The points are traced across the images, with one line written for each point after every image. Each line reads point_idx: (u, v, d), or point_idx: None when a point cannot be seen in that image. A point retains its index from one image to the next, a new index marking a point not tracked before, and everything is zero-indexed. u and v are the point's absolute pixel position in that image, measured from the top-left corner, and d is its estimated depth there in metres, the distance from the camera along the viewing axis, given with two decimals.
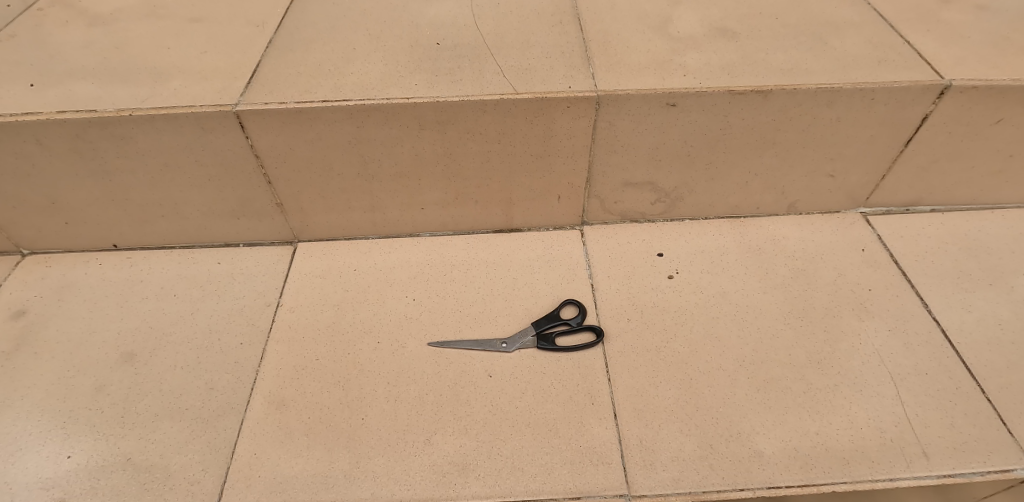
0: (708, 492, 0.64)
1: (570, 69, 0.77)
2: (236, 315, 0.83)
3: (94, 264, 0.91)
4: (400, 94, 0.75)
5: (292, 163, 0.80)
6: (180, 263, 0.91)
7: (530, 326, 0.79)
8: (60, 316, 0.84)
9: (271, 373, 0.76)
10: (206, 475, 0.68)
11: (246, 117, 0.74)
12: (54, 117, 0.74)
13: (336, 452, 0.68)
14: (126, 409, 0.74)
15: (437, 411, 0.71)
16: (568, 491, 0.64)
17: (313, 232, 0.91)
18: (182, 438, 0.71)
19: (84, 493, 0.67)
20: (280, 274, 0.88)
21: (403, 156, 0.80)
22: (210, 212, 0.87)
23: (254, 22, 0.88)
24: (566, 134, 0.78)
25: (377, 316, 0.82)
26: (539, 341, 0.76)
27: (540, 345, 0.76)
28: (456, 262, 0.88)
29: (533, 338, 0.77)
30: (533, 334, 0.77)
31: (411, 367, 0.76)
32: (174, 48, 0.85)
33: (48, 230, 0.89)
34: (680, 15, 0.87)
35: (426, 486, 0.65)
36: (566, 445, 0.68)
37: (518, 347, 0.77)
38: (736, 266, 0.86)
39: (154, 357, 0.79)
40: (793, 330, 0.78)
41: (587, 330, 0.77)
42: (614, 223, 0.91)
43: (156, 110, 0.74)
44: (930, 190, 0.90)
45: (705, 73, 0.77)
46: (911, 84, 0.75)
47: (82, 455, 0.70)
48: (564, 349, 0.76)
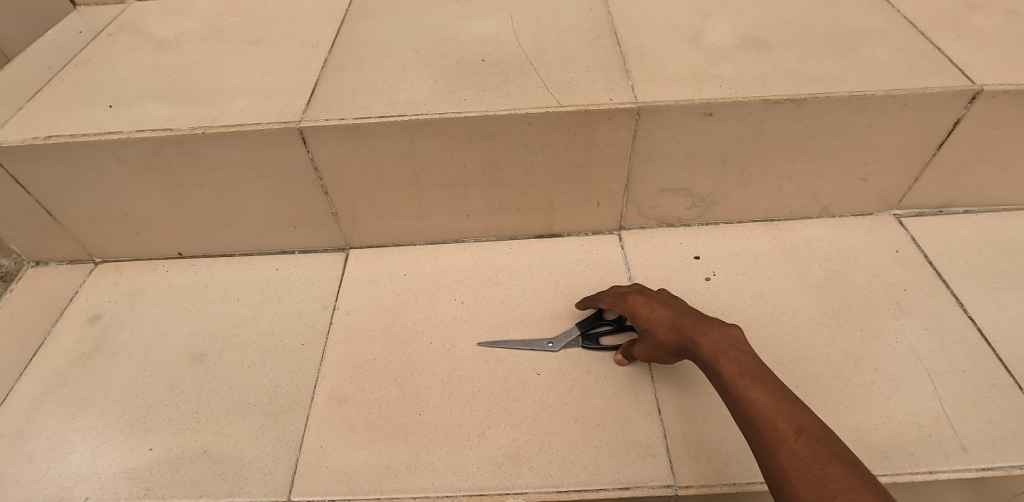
0: (752, 483, 0.67)
1: (610, 82, 0.82)
2: (296, 318, 0.89)
3: (161, 271, 0.98)
4: (451, 109, 0.79)
5: (348, 174, 0.85)
6: (240, 270, 0.97)
7: (573, 326, 0.82)
8: (133, 320, 0.91)
9: (331, 371, 0.81)
10: (277, 466, 0.73)
11: (308, 133, 0.80)
12: (132, 136, 0.81)
13: (396, 445, 0.73)
14: (199, 405, 0.80)
15: (489, 407, 0.76)
16: (617, 482, 0.68)
17: (364, 239, 0.96)
18: (252, 432, 0.76)
19: (166, 482, 0.73)
20: (334, 279, 0.93)
21: (452, 166, 0.84)
22: (269, 222, 0.93)
23: (308, 43, 0.94)
24: (607, 143, 0.82)
25: (428, 318, 0.86)
26: (584, 341, 0.80)
27: (584, 345, 0.80)
28: (500, 266, 0.92)
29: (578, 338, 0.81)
30: (577, 334, 0.81)
31: (462, 366, 0.80)
32: (236, 69, 0.91)
33: (120, 239, 0.96)
34: (712, 27, 0.91)
35: (483, 477, 0.70)
36: (613, 438, 0.72)
37: (564, 346, 0.80)
38: (771, 267, 0.89)
39: (222, 357, 0.85)
40: (829, 329, 0.81)
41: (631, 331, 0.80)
42: (650, 227, 0.95)
43: (225, 128, 0.80)
44: (963, 192, 0.91)
45: (739, 83, 0.80)
46: (942, 90, 0.78)
47: (162, 448, 0.76)
48: (608, 350, 0.79)
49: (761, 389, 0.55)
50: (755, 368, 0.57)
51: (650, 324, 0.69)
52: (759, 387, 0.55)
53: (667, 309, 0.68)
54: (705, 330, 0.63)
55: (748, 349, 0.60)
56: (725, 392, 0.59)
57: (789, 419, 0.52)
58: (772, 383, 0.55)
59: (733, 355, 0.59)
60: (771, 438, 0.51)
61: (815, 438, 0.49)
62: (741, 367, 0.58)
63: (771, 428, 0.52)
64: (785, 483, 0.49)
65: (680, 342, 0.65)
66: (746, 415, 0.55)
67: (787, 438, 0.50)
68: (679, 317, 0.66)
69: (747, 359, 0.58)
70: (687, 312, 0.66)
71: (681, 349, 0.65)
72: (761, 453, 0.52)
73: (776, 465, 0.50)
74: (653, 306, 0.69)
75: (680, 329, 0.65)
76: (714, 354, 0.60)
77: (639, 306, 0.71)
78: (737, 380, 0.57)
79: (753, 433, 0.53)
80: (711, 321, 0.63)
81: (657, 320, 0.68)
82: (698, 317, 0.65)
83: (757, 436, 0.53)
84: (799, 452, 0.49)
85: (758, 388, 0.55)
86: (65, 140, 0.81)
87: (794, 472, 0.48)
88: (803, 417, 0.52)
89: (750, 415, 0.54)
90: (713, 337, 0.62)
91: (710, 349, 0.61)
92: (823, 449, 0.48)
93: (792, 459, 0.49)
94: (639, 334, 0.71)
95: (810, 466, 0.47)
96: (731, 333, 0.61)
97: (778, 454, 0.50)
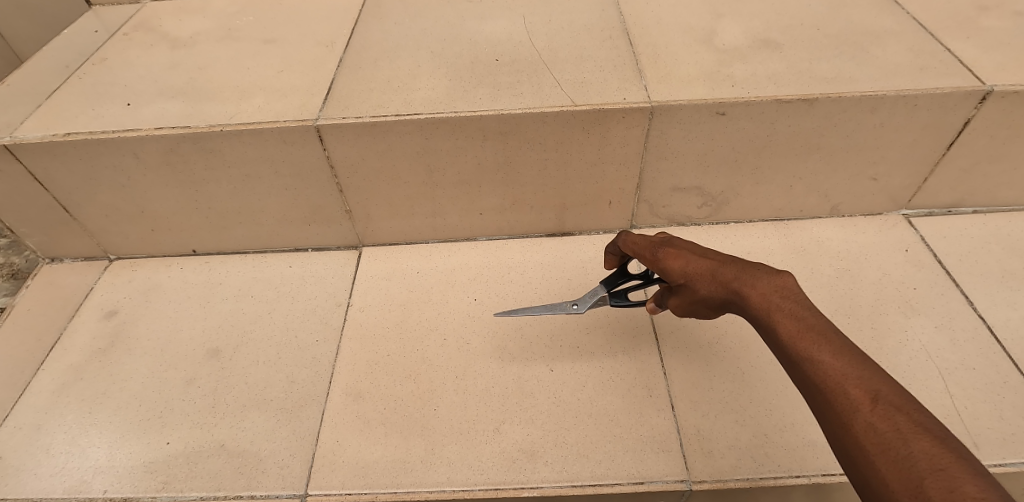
0: (765, 479, 0.68)
1: (623, 81, 0.82)
2: (310, 315, 0.89)
3: (175, 268, 0.99)
4: (466, 108, 0.80)
5: (363, 172, 0.86)
6: (254, 267, 0.97)
7: (600, 285, 0.74)
8: (148, 316, 0.92)
9: (346, 367, 0.82)
10: (293, 460, 0.74)
11: (325, 131, 0.81)
12: (151, 134, 0.82)
13: (411, 440, 0.74)
14: (216, 399, 0.81)
15: (504, 403, 0.76)
16: (631, 477, 0.69)
17: (377, 237, 0.96)
18: (268, 427, 0.77)
19: (184, 476, 0.74)
20: (348, 276, 0.94)
21: (467, 165, 0.85)
22: (283, 220, 0.93)
23: (324, 43, 0.95)
24: (620, 142, 0.82)
25: (441, 315, 0.87)
26: (613, 299, 0.72)
27: (614, 303, 0.71)
28: (513, 264, 0.93)
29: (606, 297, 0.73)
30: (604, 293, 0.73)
31: (476, 362, 0.81)
32: (252, 68, 0.92)
33: (136, 236, 0.97)
34: (724, 27, 0.92)
35: (498, 471, 0.70)
36: (627, 434, 0.72)
37: (590, 307, 0.73)
38: (782, 266, 0.89)
39: (238, 352, 0.86)
40: (841, 327, 0.81)
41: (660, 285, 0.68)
42: (661, 226, 0.96)
43: (243, 125, 0.81)
44: (973, 191, 0.92)
45: (752, 83, 0.81)
46: (953, 91, 0.78)
47: (179, 442, 0.77)
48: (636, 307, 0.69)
49: (826, 349, 0.45)
50: (815, 323, 0.47)
51: (687, 277, 0.55)
52: (825, 348, 0.45)
53: (703, 257, 0.55)
54: (750, 278, 0.51)
55: (802, 299, 0.49)
56: (779, 351, 0.49)
57: (864, 386, 0.42)
58: (839, 341, 0.46)
59: (788, 309, 0.49)
60: (844, 409, 0.42)
61: (895, 407, 0.40)
62: (800, 324, 0.47)
63: (842, 397, 0.42)
64: (863, 464, 0.40)
65: (720, 295, 0.53)
66: (807, 378, 0.45)
67: (864, 410, 0.41)
68: (719, 265, 0.53)
69: (804, 313, 0.48)
70: (726, 257, 0.54)
71: (723, 303, 0.54)
72: (831, 426, 0.43)
73: (852, 442, 0.41)
74: (687, 257, 0.56)
75: (721, 279, 0.53)
76: (764, 309, 0.50)
77: (673, 259, 0.56)
78: (795, 339, 0.47)
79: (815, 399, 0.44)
80: (758, 268, 0.52)
81: (694, 271, 0.55)
82: (739, 262, 0.53)
83: (824, 407, 0.43)
84: (880, 426, 0.40)
85: (822, 347, 0.45)
86: (84, 137, 0.82)
87: (876, 452, 0.39)
88: (879, 382, 0.42)
89: (813, 380, 0.44)
90: (761, 288, 0.51)
91: (759, 303, 0.50)
92: (907, 420, 0.39)
93: (873, 436, 0.40)
94: (670, 287, 0.58)
95: (895, 443, 0.38)
96: (781, 281, 0.51)
97: (855, 431, 0.41)
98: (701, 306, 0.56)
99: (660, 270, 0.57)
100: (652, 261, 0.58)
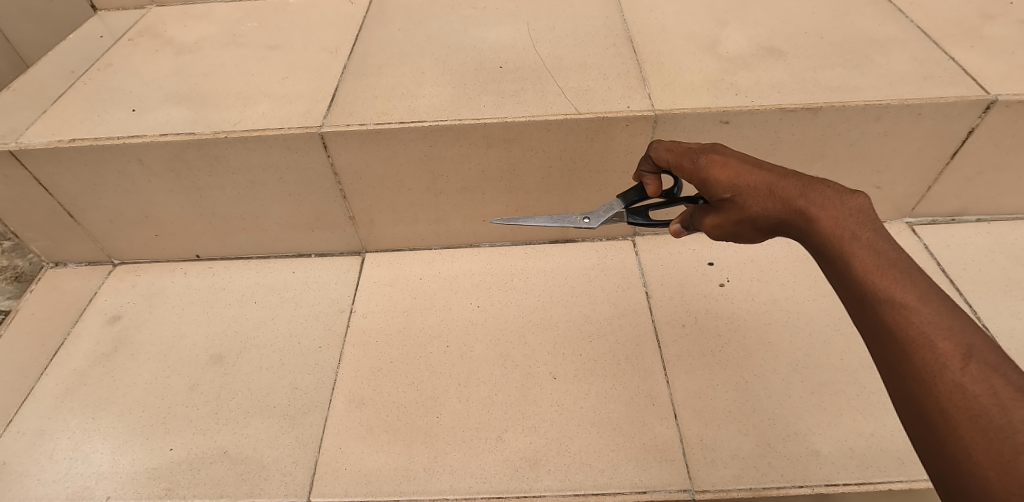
0: (768, 489, 0.68)
1: (627, 90, 0.82)
2: (313, 320, 0.89)
3: (179, 273, 0.99)
4: (470, 115, 0.80)
5: (367, 179, 0.86)
6: (257, 272, 0.98)
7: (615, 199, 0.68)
8: (152, 321, 0.92)
9: (349, 373, 0.82)
10: (296, 467, 0.74)
11: (329, 138, 0.81)
12: (156, 140, 0.82)
13: (414, 447, 0.74)
14: (219, 405, 0.81)
15: (507, 410, 0.76)
16: (634, 486, 0.69)
17: (381, 242, 0.97)
18: (271, 433, 0.77)
19: (187, 482, 0.74)
20: (351, 282, 0.94)
21: (470, 172, 0.85)
22: (287, 225, 0.94)
23: (328, 49, 0.96)
24: (624, 150, 0.82)
25: (444, 321, 0.87)
26: (631, 216, 0.66)
27: (631, 221, 0.66)
28: (516, 271, 0.93)
29: (621, 214, 0.68)
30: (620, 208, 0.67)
31: (479, 369, 0.81)
32: (257, 74, 0.92)
33: (140, 241, 0.97)
34: (728, 35, 0.92)
35: (501, 479, 0.70)
36: (630, 442, 0.72)
37: (602, 222, 0.68)
38: (785, 274, 0.89)
39: (241, 358, 0.86)
40: (844, 336, 0.81)
41: (685, 203, 0.65)
42: (664, 233, 0.95)
43: (248, 132, 0.81)
44: (976, 200, 0.92)
45: (756, 91, 0.81)
46: (957, 100, 0.78)
47: (182, 449, 0.77)
48: (656, 224, 0.65)
49: (910, 290, 0.40)
50: (896, 260, 0.42)
51: (736, 191, 0.52)
52: (907, 288, 0.40)
53: (759, 171, 0.51)
54: (821, 203, 0.46)
55: (881, 232, 0.44)
56: (846, 287, 0.44)
57: (953, 339, 0.37)
58: (924, 283, 0.40)
59: (865, 239, 0.44)
60: (925, 361, 0.37)
61: (991, 367, 0.36)
62: (879, 258, 0.42)
63: (925, 347, 0.37)
64: (936, 426, 0.36)
65: (777, 216, 0.49)
66: (883, 319, 0.40)
67: (951, 367, 0.36)
68: (779, 182, 0.49)
69: (884, 247, 0.43)
70: (788, 174, 0.50)
71: (777, 226, 0.50)
72: (901, 378, 0.39)
73: (929, 397, 0.37)
74: (740, 170, 0.52)
75: (780, 197, 0.49)
76: (833, 237, 0.45)
77: (722, 171, 0.53)
78: (870, 273, 0.42)
79: (891, 344, 0.39)
80: (827, 188, 0.47)
81: (746, 185, 0.51)
82: (807, 185, 0.48)
83: (897, 353, 0.39)
84: (969, 389, 0.35)
85: (906, 288, 0.40)
86: (89, 143, 0.82)
87: (961, 417, 0.35)
88: (971, 336, 0.37)
89: (887, 322, 0.40)
90: (834, 213, 0.46)
91: (830, 230, 0.45)
92: (1005, 384, 0.35)
93: (959, 398, 0.35)
94: (714, 204, 0.55)
95: (988, 409, 0.34)
96: (856, 210, 0.45)
97: (936, 388, 0.36)
98: (748, 227, 0.53)
99: (705, 183, 0.55)
100: (695, 172, 0.56)
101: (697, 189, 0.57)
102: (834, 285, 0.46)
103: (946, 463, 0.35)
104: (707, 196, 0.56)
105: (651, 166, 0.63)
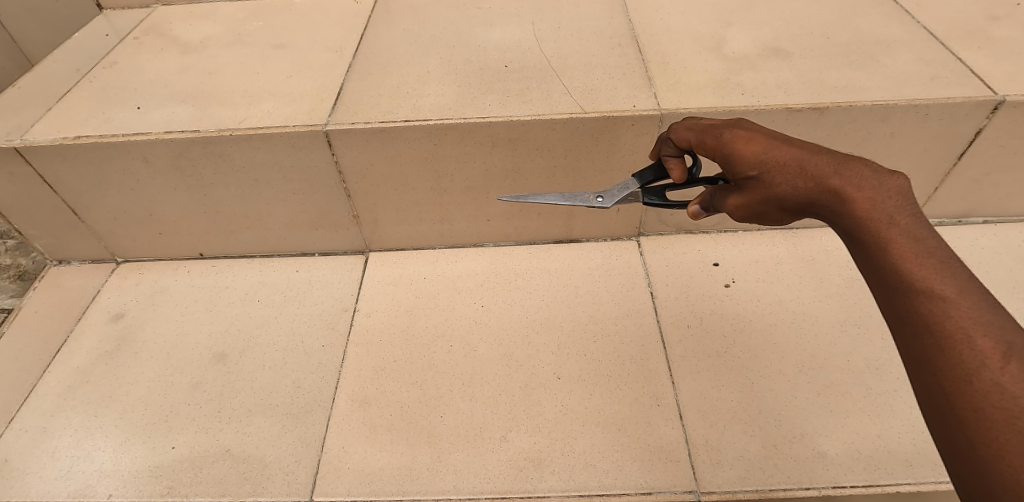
0: (774, 490, 0.67)
1: (632, 89, 0.82)
2: (316, 319, 0.89)
3: (182, 272, 0.99)
4: (475, 114, 0.80)
5: (371, 178, 0.86)
6: (261, 271, 0.97)
7: (631, 177, 0.66)
8: (155, 319, 0.92)
9: (352, 373, 0.82)
10: (299, 466, 0.73)
11: (334, 137, 0.81)
12: (161, 137, 0.82)
13: (417, 447, 0.73)
14: (222, 404, 0.80)
15: (511, 410, 0.76)
16: (639, 487, 0.68)
17: (384, 242, 0.96)
18: (273, 432, 0.77)
19: (189, 481, 0.73)
20: (355, 281, 0.94)
21: (475, 171, 0.85)
22: (291, 224, 0.93)
23: (333, 48, 0.96)
24: (629, 149, 0.82)
25: (448, 321, 0.87)
26: (646, 196, 0.66)
27: (646, 201, 0.66)
28: (520, 271, 0.93)
29: (637, 194, 0.66)
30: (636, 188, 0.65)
31: (483, 369, 0.80)
32: (262, 73, 0.92)
33: (143, 239, 0.97)
34: (733, 36, 0.92)
35: (505, 480, 0.70)
36: (635, 443, 0.72)
37: (618, 201, 0.65)
38: (791, 275, 0.89)
39: (244, 357, 0.86)
40: (850, 337, 0.81)
41: (702, 185, 0.64)
42: (669, 234, 0.95)
43: (253, 130, 0.81)
44: (983, 202, 0.92)
45: (762, 91, 0.81)
46: (964, 100, 0.78)
47: (184, 447, 0.76)
48: (673, 205, 0.64)
49: (950, 282, 0.40)
50: (936, 249, 0.41)
51: (762, 167, 0.51)
52: (947, 280, 0.40)
53: (789, 146, 0.50)
54: (858, 185, 0.46)
55: (922, 218, 0.43)
56: (879, 273, 0.43)
57: (992, 336, 0.37)
58: (964, 275, 0.40)
59: (904, 225, 0.43)
60: (962, 356, 0.37)
61: None
62: (917, 246, 0.42)
63: (962, 343, 0.37)
64: (968, 424, 0.36)
65: (807, 195, 0.48)
66: (919, 310, 0.40)
67: (990, 365, 0.36)
68: (812, 158, 0.48)
69: (924, 234, 0.42)
70: (822, 150, 0.49)
71: (806, 205, 0.49)
72: (931, 371, 0.39)
73: (960, 395, 0.37)
74: (766, 145, 0.51)
75: (811, 175, 0.48)
76: (869, 221, 0.44)
77: (748, 145, 0.52)
78: (907, 262, 0.41)
79: (926, 336, 0.39)
80: (863, 168, 0.46)
81: (773, 160, 0.50)
82: (842, 165, 0.47)
83: (930, 345, 0.39)
84: (1009, 389, 0.35)
85: (945, 280, 0.40)
86: (94, 140, 0.82)
87: (996, 418, 0.35)
88: (1012, 334, 0.37)
89: (923, 313, 0.40)
90: (871, 195, 0.45)
91: (865, 213, 0.45)
92: None
93: (996, 397, 0.35)
94: (737, 182, 0.54)
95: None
96: (895, 194, 0.45)
97: (971, 386, 0.36)
98: (773, 206, 0.52)
99: (728, 158, 0.53)
100: (716, 147, 0.54)
101: (718, 164, 0.55)
102: (862, 270, 0.46)
103: (972, 461, 0.35)
104: (729, 172, 0.55)
105: (673, 148, 0.61)
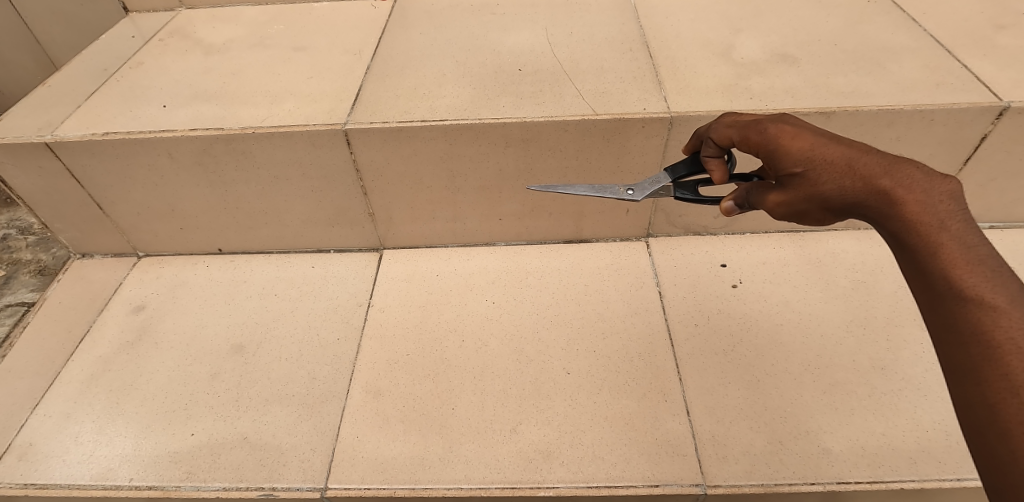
0: (780, 485, 0.68)
1: (643, 93, 0.84)
2: (332, 313, 0.91)
3: (202, 266, 1.01)
4: (490, 115, 0.83)
5: (388, 176, 0.88)
6: (278, 266, 1.00)
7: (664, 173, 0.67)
8: (175, 311, 0.94)
9: (366, 365, 0.84)
10: (314, 454, 0.75)
11: (353, 135, 0.83)
12: (186, 134, 0.85)
13: (430, 438, 0.75)
14: (239, 393, 0.83)
15: (521, 403, 0.78)
16: (646, 479, 0.70)
17: (398, 240, 0.99)
18: (290, 421, 0.79)
19: (206, 466, 0.75)
20: (369, 277, 0.96)
21: (489, 171, 0.87)
22: (308, 221, 0.96)
23: (352, 51, 0.99)
24: (639, 151, 0.84)
25: (460, 317, 0.89)
26: (678, 190, 0.65)
27: (678, 195, 0.65)
28: (530, 269, 0.95)
29: (668, 188, 0.67)
30: (668, 181, 0.66)
31: (494, 364, 0.82)
32: (283, 74, 0.95)
33: (165, 234, 1.00)
34: (742, 42, 0.94)
35: (514, 470, 0.72)
36: (642, 436, 0.73)
37: (648, 194, 0.67)
38: (797, 277, 0.90)
39: (261, 349, 0.88)
40: (855, 338, 0.82)
41: (736, 181, 0.64)
42: (678, 235, 0.97)
43: (275, 127, 0.84)
44: (989, 208, 0.93)
45: (770, 96, 0.83)
46: (969, 106, 0.79)
47: (203, 434, 0.79)
48: (706, 200, 0.63)
49: (1000, 291, 0.40)
50: (986, 258, 0.42)
51: (810, 165, 0.50)
52: (997, 289, 0.40)
53: (838, 145, 0.50)
54: (909, 187, 0.45)
55: (972, 226, 0.43)
56: (926, 278, 0.43)
57: None
58: (1014, 285, 0.40)
59: (955, 230, 0.43)
60: (1009, 368, 0.37)
61: None
62: (968, 253, 0.42)
63: (1012, 354, 0.37)
64: (1010, 436, 0.36)
65: (854, 194, 0.48)
66: (968, 320, 0.40)
67: None
68: (862, 158, 0.48)
69: (974, 241, 0.42)
70: (872, 151, 0.49)
71: (851, 205, 0.49)
72: (974, 381, 0.39)
73: (1005, 406, 0.37)
74: (816, 143, 0.51)
75: (860, 175, 0.48)
76: (919, 224, 0.44)
77: (795, 142, 0.52)
78: (958, 269, 0.41)
79: (973, 346, 0.39)
80: (915, 171, 0.46)
81: (822, 158, 0.50)
82: (893, 166, 0.47)
83: (976, 355, 0.39)
84: None
85: (996, 290, 0.40)
86: (122, 136, 0.85)
87: None
88: None
89: (971, 323, 0.40)
90: (921, 198, 0.45)
91: (916, 215, 0.44)
92: None
93: None
94: (779, 179, 0.53)
95: None
96: (947, 199, 0.44)
97: (1016, 398, 0.36)
98: (816, 206, 0.51)
99: (773, 153, 0.53)
100: (761, 142, 0.54)
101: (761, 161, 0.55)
102: (906, 275, 0.46)
103: (1011, 474, 0.36)
104: (771, 168, 0.54)
105: (714, 148, 0.61)
